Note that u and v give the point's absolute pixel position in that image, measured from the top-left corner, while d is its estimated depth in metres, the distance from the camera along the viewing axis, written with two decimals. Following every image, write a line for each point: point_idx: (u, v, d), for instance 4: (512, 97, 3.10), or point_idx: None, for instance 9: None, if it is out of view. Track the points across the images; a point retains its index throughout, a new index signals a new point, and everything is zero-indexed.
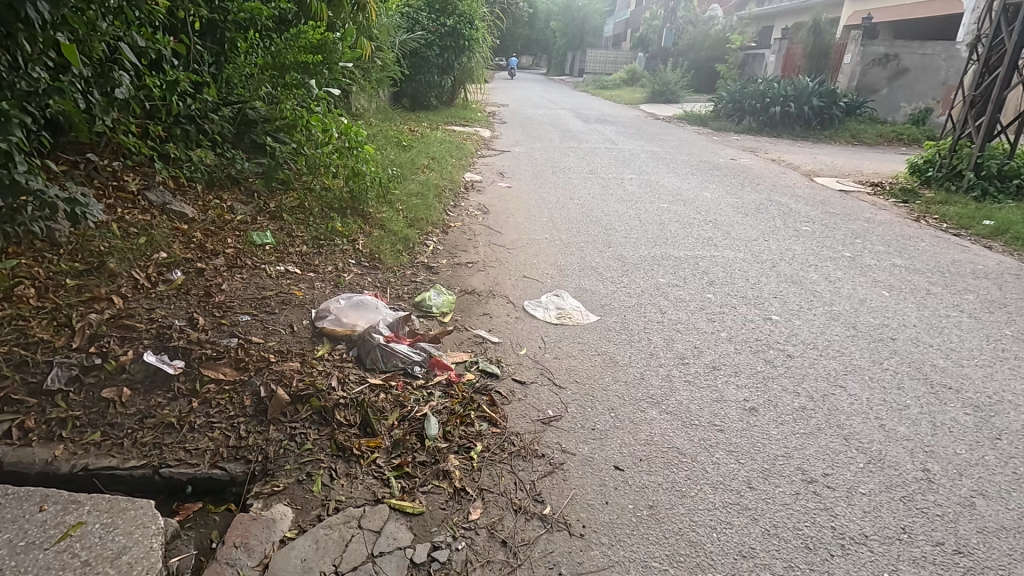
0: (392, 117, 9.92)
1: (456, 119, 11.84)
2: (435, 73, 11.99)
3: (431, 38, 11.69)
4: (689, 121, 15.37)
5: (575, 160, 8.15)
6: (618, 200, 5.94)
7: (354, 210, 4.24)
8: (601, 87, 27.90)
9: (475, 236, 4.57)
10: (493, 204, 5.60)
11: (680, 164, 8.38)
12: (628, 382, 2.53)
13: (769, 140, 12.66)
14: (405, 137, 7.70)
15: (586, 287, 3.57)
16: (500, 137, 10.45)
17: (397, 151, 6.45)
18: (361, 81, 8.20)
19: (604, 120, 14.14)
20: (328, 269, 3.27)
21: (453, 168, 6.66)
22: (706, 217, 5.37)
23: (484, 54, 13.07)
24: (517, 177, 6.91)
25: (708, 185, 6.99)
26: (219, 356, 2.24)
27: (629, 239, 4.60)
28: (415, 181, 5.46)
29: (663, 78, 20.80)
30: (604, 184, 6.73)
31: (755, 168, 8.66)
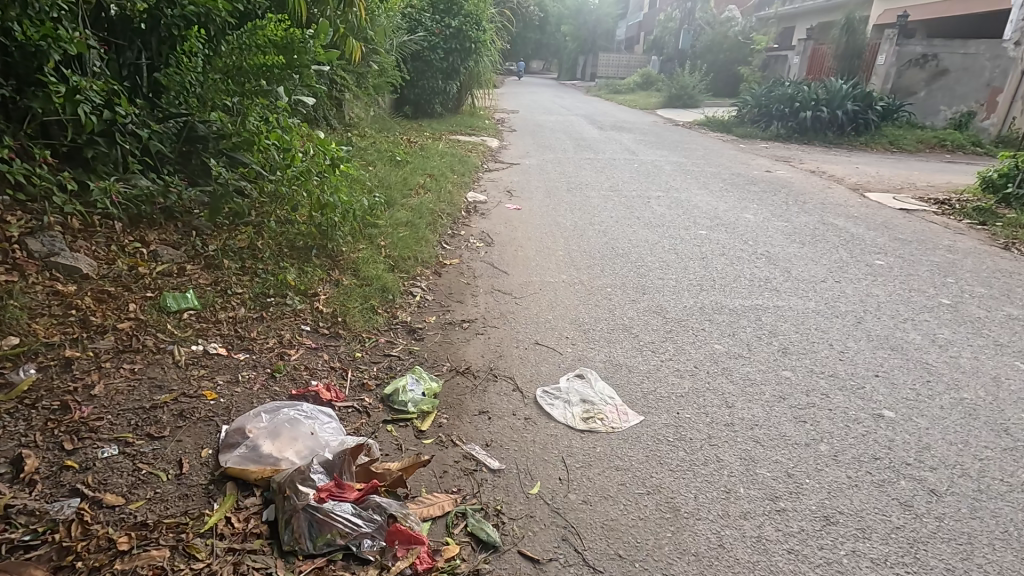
0: (391, 126, 9.11)
1: (462, 127, 11.00)
2: (440, 78, 11.16)
3: (436, 41, 10.88)
4: (711, 127, 14.41)
5: (594, 175, 7.24)
6: (647, 225, 5.02)
7: (320, 252, 3.36)
8: (615, 91, 26.98)
9: (475, 278, 3.68)
10: (500, 232, 4.71)
11: (712, 177, 7.45)
12: (702, 558, 1.61)
13: (802, 149, 11.67)
14: (401, 150, 6.84)
15: (619, 362, 2.67)
16: (509, 147, 9.57)
17: (389, 169, 5.57)
18: (353, 87, 7.39)
19: (620, 127, 13.22)
20: (265, 347, 2.38)
21: (455, 187, 5.79)
22: (756, 249, 4.43)
23: (492, 58, 12.25)
24: (528, 197, 6.02)
25: (748, 204, 6.06)
26: (33, 544, 1.36)
27: (668, 283, 3.68)
28: (405, 205, 4.59)
29: (681, 82, 19.84)
30: (629, 204, 5.82)
31: (796, 181, 7.69)
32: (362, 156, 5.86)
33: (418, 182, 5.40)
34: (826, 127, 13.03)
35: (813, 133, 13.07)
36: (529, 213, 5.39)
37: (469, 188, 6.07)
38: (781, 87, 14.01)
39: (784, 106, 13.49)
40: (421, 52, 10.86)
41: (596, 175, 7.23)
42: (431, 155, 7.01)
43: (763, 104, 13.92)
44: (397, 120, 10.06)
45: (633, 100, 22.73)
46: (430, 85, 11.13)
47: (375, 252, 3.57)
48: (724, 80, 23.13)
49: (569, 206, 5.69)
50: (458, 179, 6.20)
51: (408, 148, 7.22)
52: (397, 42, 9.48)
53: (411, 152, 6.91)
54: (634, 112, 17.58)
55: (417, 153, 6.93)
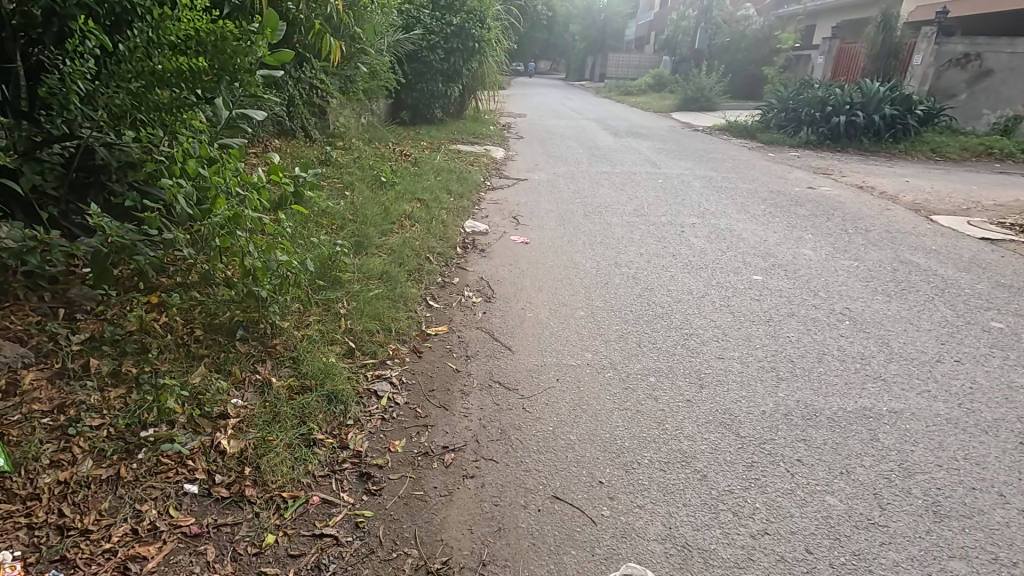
0: (385, 135, 8.17)
1: (465, 135, 10.06)
2: (440, 80, 10.18)
3: (435, 40, 9.90)
4: (734, 132, 13.38)
5: (614, 194, 6.26)
6: (685, 269, 4.03)
7: (245, 335, 2.40)
8: (626, 93, 25.95)
9: (469, 361, 2.70)
10: (504, 279, 3.73)
11: (750, 197, 6.44)
12: None
13: (837, 158, 10.64)
14: (390, 167, 5.88)
15: (686, 543, 1.70)
16: (516, 158, 8.61)
17: (368, 194, 4.59)
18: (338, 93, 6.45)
19: (637, 133, 12.23)
20: (102, 549, 1.45)
21: (449, 215, 4.81)
22: (833, 307, 3.44)
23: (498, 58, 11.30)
24: (537, 225, 5.04)
25: (801, 234, 5.07)
26: None
27: (730, 368, 2.71)
28: (383, 248, 3.62)
29: (698, 82, 18.80)
30: (659, 235, 4.83)
31: (847, 200, 6.69)
32: (338, 179, 4.89)
33: (404, 211, 4.43)
34: (861, 133, 11.98)
35: (847, 139, 12.02)
36: (539, 249, 4.41)
37: (466, 214, 5.10)
38: (811, 90, 12.95)
39: (815, 110, 12.43)
40: (418, 52, 9.89)
41: (615, 194, 6.24)
42: (427, 172, 6.05)
43: (790, 108, 12.89)
44: (392, 128, 9.13)
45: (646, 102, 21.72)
46: (429, 89, 10.16)
47: (328, 330, 2.60)
48: (742, 81, 22.04)
49: (587, 238, 4.71)
50: (455, 202, 5.23)
51: (400, 164, 6.26)
52: (391, 41, 8.51)
53: (402, 169, 5.95)
54: (649, 116, 16.55)
55: (410, 169, 5.98)
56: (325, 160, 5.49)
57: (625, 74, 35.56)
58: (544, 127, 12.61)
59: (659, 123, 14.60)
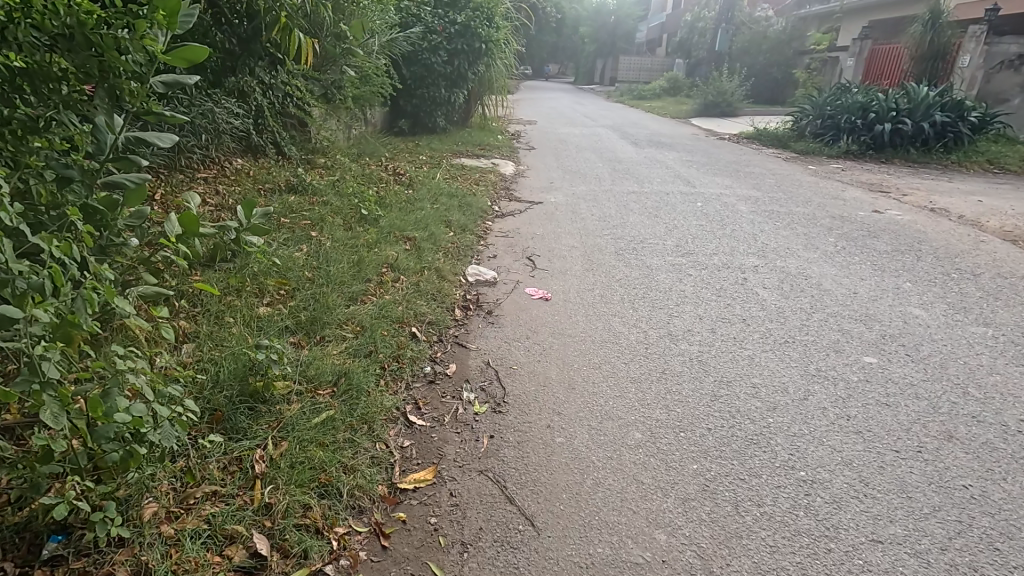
0: (378, 149, 7.14)
1: (470, 146, 9.04)
2: (442, 85, 9.14)
3: (437, 41, 8.85)
4: (764, 141, 12.28)
5: (648, 224, 5.19)
6: (766, 344, 2.95)
7: (56, 552, 1.38)
8: (639, 98, 24.88)
9: (466, 559, 1.62)
10: (520, 367, 2.66)
11: (811, 226, 5.35)
12: None
13: (887, 171, 9.53)
14: (376, 192, 4.83)
15: None
16: (528, 173, 7.57)
17: (341, 237, 3.53)
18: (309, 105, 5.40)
19: (659, 142, 11.15)
20: None
21: (446, 260, 3.74)
22: (1004, 419, 2.35)
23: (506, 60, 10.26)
24: (559, 268, 3.98)
25: (895, 281, 3.98)
26: None
27: (901, 568, 1.63)
28: (346, 329, 2.55)
29: (719, 86, 17.68)
30: (717, 285, 3.75)
31: (926, 227, 5.59)
32: (305, 214, 3.83)
33: (385, 261, 3.35)
34: (907, 143, 10.86)
35: (893, 149, 10.90)
36: (565, 307, 3.34)
37: (469, 256, 4.03)
38: (850, 95, 11.81)
39: (856, 116, 11.30)
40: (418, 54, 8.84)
41: (650, 224, 5.18)
42: (423, 197, 5.00)
43: (827, 115, 11.76)
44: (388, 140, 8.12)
45: (663, 107, 20.67)
46: (430, 95, 9.13)
47: (222, 520, 1.53)
48: (763, 85, 20.92)
49: (625, 290, 3.63)
50: (454, 241, 4.17)
51: (390, 187, 5.23)
52: (387, 42, 7.48)
53: (392, 194, 4.92)
54: (668, 122, 15.47)
55: (400, 194, 4.94)
56: (296, 186, 4.47)
57: (637, 77, 34.47)
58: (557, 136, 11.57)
59: (681, 131, 13.51)
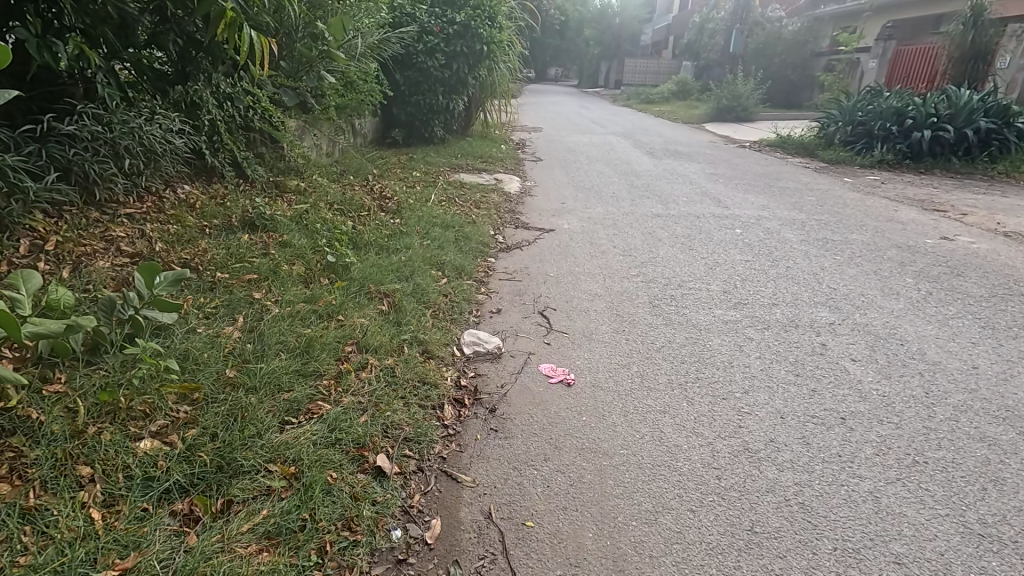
0: (365, 165, 6.28)
1: (470, 159, 8.18)
2: (439, 91, 8.29)
3: (433, 43, 8.00)
4: (788, 149, 11.38)
5: (683, 260, 4.31)
6: (886, 467, 2.06)
7: None
8: (647, 102, 23.99)
9: None
10: (536, 526, 1.77)
11: (878, 261, 4.46)
12: None
13: (931, 183, 8.62)
14: (354, 226, 3.96)
15: None
16: (536, 191, 6.71)
17: (293, 302, 2.65)
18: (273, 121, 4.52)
19: (676, 152, 10.28)
20: None
21: (434, 327, 2.85)
22: None
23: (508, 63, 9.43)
24: (580, 331, 3.10)
25: (1015, 344, 3.09)
26: None
27: None
28: (270, 474, 1.67)
29: (734, 90, 16.78)
30: (789, 357, 2.87)
31: (1013, 259, 4.70)
32: (253, 264, 2.95)
33: (350, 338, 2.47)
34: (948, 152, 9.95)
35: (932, 158, 10.00)
36: (594, 400, 2.45)
37: (464, 316, 3.16)
38: (883, 99, 10.90)
39: (891, 122, 10.39)
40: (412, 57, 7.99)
41: (685, 261, 4.29)
42: (411, 231, 4.12)
43: (858, 121, 10.85)
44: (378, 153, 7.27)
45: (673, 112, 19.77)
46: (426, 102, 8.27)
47: None
48: (778, 88, 19.99)
49: (670, 368, 2.75)
50: (445, 294, 3.28)
51: (372, 216, 4.36)
52: (376, 43, 6.64)
53: (374, 228, 4.05)
54: (681, 128, 14.58)
55: (383, 228, 4.07)
56: (252, 221, 3.61)
57: (644, 80, 33.58)
58: (565, 146, 10.70)
59: (697, 138, 12.61)
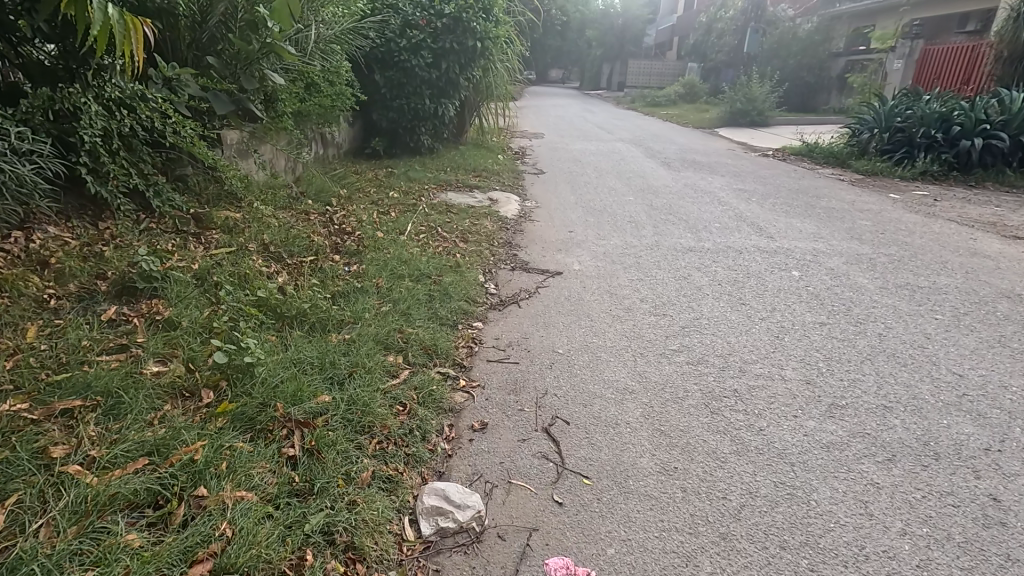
0: (330, 184, 5.18)
1: (462, 172, 7.07)
2: (426, 94, 7.18)
3: (419, 38, 6.90)
4: (817, 158, 10.28)
5: (735, 323, 3.20)
6: None
7: None
8: (654, 104, 22.89)
9: None
10: None
11: (993, 322, 3.35)
12: None
13: (992, 200, 7.50)
14: (285, 284, 2.86)
15: None
16: (538, 214, 5.60)
17: (120, 467, 1.55)
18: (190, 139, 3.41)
19: (694, 162, 9.17)
20: None
21: (371, 490, 1.73)
22: None
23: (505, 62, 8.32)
24: (607, 472, 1.99)
25: None
26: None
27: None
28: None
29: (749, 92, 15.67)
30: (954, 534, 1.76)
31: None
32: (83, 375, 1.84)
33: (199, 553, 1.38)
34: (1002, 162, 8.85)
35: (982, 170, 8.89)
36: None
37: (426, 447, 2.04)
38: (924, 103, 9.79)
39: (935, 129, 9.26)
40: (394, 54, 6.88)
41: (740, 326, 3.18)
42: (366, 290, 3.01)
43: (896, 127, 9.73)
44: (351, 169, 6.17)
45: (682, 115, 18.68)
46: (410, 108, 7.17)
47: None
48: (794, 90, 18.88)
49: (762, 565, 1.64)
50: (399, 407, 2.17)
51: (318, 264, 3.25)
52: (346, 38, 5.54)
53: (315, 287, 2.94)
54: (694, 134, 13.48)
55: (328, 286, 2.97)
56: (129, 285, 2.53)
57: (648, 82, 32.50)
58: (570, 154, 9.59)
59: (714, 145, 11.50)
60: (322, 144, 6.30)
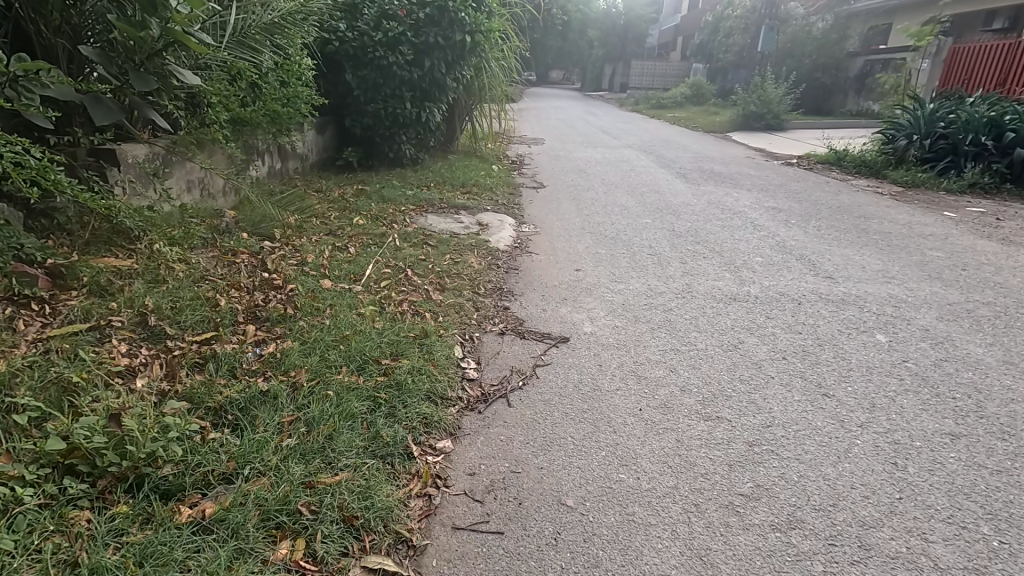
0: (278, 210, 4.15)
1: (448, 187, 6.04)
2: (406, 97, 6.16)
3: (397, 30, 5.89)
4: (849, 168, 9.24)
5: (827, 439, 2.17)
6: None
7: None
8: (660, 106, 21.89)
9: None
10: None
11: None
12: None
13: None
14: (139, 398, 1.83)
15: None
16: (537, 244, 4.58)
17: None
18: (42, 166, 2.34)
19: (715, 173, 8.14)
20: None
21: None
22: None
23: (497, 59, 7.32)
24: None
25: None
26: None
27: None
28: None
29: (764, 94, 14.66)
30: None
31: None
32: None
33: None
34: None
35: None
36: None
37: None
38: (970, 106, 8.75)
39: (985, 136, 8.23)
40: (367, 50, 5.86)
41: (832, 441, 2.16)
42: (271, 399, 1.98)
43: (939, 133, 8.71)
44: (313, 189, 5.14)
45: (691, 118, 17.67)
46: (388, 112, 6.15)
47: None
48: (810, 92, 17.85)
49: None
50: None
51: (212, 349, 2.23)
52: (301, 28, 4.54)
53: (189, 402, 1.91)
54: (708, 140, 12.46)
55: (211, 393, 1.94)
56: None
57: (652, 83, 31.43)
58: (574, 164, 8.56)
59: (732, 153, 10.48)
60: (279, 157, 5.28)
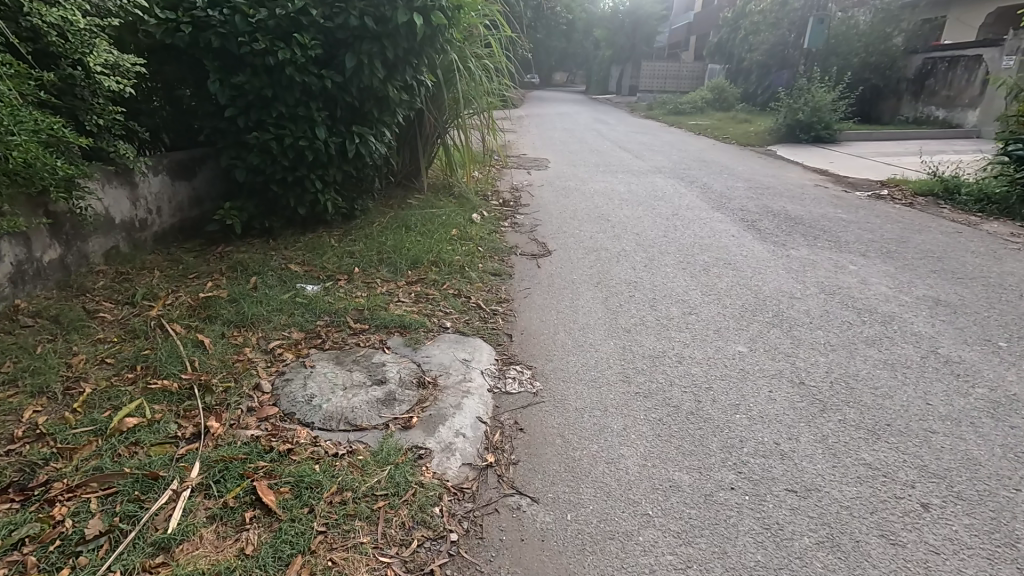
0: None
1: (387, 273, 3.56)
2: (317, 118, 3.65)
3: (293, 4, 3.44)
4: (967, 204, 6.71)
5: None
6: None
7: None
8: (679, 112, 19.42)
9: None
10: None
11: None
12: None
13: None
14: None
15: None
16: (535, 451, 2.11)
17: None
18: None
19: (796, 219, 5.65)
20: None
21: None
22: None
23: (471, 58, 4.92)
24: None
25: None
26: None
27: None
28: None
29: (811, 99, 12.17)
30: None
31: None
32: None
33: None
34: None
35: None
36: None
37: None
38: None
39: None
40: (240, 39, 3.41)
41: None
42: None
43: None
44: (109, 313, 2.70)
45: (719, 127, 15.15)
46: (285, 145, 3.66)
47: None
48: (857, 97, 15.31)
49: None
50: None
51: None
52: None
53: None
54: (753, 159, 9.95)
55: None
56: None
57: (665, 86, 28.90)
58: (592, 204, 6.08)
59: (795, 180, 7.98)
60: (46, 242, 2.80)
